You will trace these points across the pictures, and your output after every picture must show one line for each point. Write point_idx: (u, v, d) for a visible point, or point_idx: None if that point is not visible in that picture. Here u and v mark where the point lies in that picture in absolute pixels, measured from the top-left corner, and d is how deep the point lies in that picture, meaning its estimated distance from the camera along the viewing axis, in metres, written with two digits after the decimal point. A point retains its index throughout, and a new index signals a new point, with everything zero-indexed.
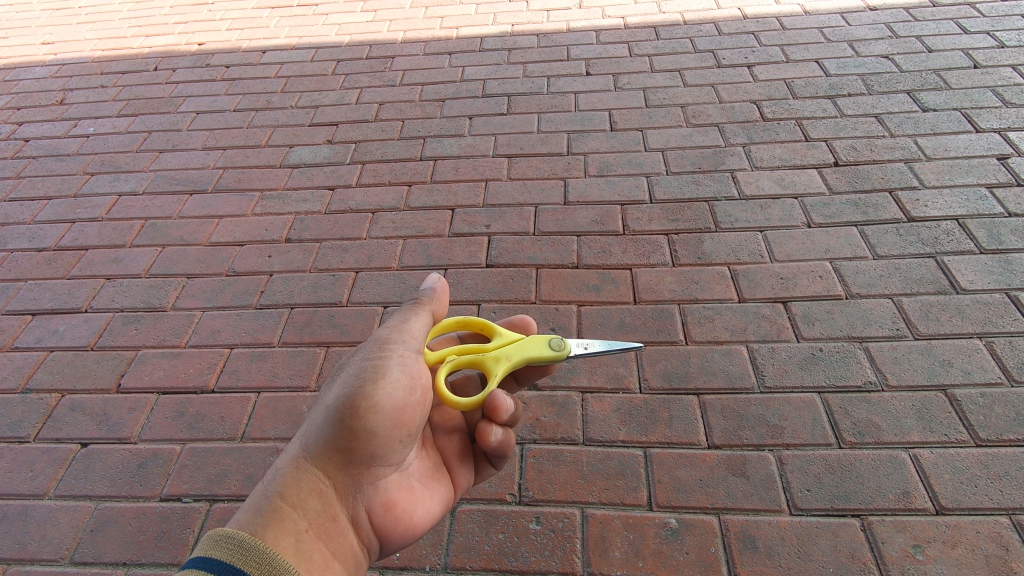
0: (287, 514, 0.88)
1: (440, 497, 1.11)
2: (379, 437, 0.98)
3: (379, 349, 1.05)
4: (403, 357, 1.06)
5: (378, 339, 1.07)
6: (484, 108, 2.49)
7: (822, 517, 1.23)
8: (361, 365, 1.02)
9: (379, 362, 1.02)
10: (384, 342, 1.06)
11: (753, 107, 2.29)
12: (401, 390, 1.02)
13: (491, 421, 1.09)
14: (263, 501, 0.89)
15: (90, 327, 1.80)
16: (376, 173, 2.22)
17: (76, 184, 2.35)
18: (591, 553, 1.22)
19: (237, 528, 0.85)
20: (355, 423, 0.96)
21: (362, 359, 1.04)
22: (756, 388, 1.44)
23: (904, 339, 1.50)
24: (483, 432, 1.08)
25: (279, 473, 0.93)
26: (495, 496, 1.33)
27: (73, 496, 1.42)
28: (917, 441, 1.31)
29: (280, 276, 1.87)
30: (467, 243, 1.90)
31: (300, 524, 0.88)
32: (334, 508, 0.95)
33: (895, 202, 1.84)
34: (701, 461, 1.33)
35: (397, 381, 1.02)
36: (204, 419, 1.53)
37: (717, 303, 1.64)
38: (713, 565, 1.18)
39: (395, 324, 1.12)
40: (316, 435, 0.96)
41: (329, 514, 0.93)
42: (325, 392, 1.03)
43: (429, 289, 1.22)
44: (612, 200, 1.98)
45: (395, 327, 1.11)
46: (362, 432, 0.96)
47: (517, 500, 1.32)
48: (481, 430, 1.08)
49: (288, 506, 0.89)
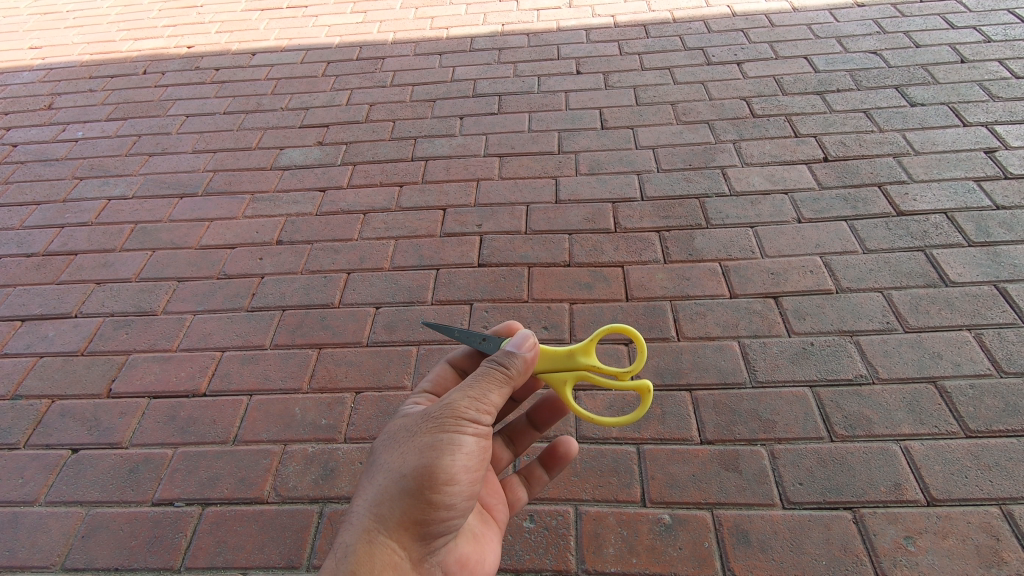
0: None
1: None
2: None
3: None
4: (478, 422, 1.04)
5: (455, 404, 1.04)
6: (536, 103, 2.44)
7: (957, 507, 1.23)
8: (436, 433, 1.01)
9: (457, 432, 1.01)
10: (463, 409, 1.03)
11: (817, 99, 2.25)
12: None
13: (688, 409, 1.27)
14: None
15: (167, 330, 1.75)
16: (447, 169, 2.17)
17: (129, 185, 2.28)
18: (728, 548, 1.22)
19: None
20: (433, 496, 0.98)
21: (439, 427, 1.01)
22: (871, 377, 1.44)
23: (1018, 327, 1.50)
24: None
25: (353, 547, 0.94)
26: (588, 497, 1.32)
27: (182, 501, 1.38)
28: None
29: (358, 274, 1.83)
30: (546, 240, 1.86)
31: None
32: None
33: (981, 190, 1.84)
34: (823, 455, 1.33)
35: (472, 450, 1.03)
36: (305, 421, 1.50)
37: (817, 293, 1.63)
38: (853, 557, 1.19)
39: (472, 387, 1.06)
40: None
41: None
42: (392, 456, 1.01)
43: (517, 352, 1.12)
44: (691, 193, 1.95)
45: (473, 390, 1.05)
46: None
47: (613, 497, 1.32)
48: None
49: None
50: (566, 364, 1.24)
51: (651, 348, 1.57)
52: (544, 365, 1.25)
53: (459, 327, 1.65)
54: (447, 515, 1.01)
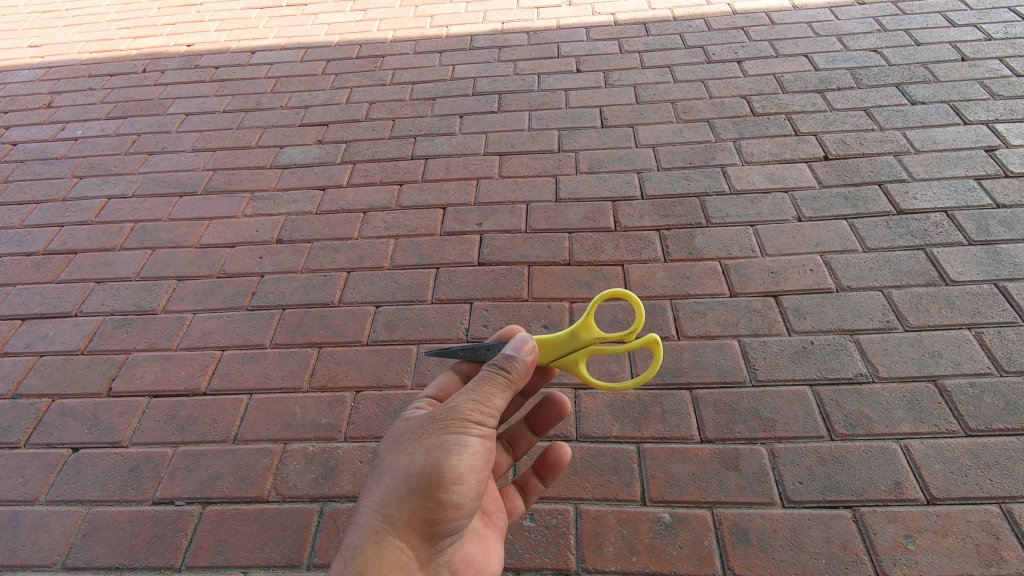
0: None
1: (501, 536, 1.16)
2: (463, 507, 1.00)
3: (462, 418, 1.01)
4: (482, 424, 1.02)
5: (457, 405, 1.02)
6: (475, 106, 2.49)
7: (815, 509, 1.22)
8: (442, 435, 0.99)
9: (461, 434, 1.00)
10: (467, 411, 1.01)
11: (743, 102, 2.29)
12: (482, 461, 1.02)
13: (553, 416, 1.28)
14: None
15: (80, 331, 1.78)
16: (366, 173, 2.21)
17: (64, 187, 2.33)
18: (585, 549, 1.22)
19: None
20: (442, 496, 0.97)
21: (444, 428, 1.00)
22: (748, 381, 1.44)
23: (894, 331, 1.50)
24: (557, 450, 1.22)
25: (361, 547, 0.92)
26: None
27: (64, 501, 1.41)
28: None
29: (271, 277, 1.86)
30: (458, 241, 1.90)
31: None
32: None
33: (886, 194, 1.85)
34: (694, 456, 1.33)
35: (479, 450, 1.02)
36: (196, 422, 1.52)
37: (709, 297, 1.64)
38: (706, 558, 1.18)
39: (476, 389, 1.04)
40: (400, 508, 0.95)
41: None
42: (399, 457, 0.99)
43: (517, 356, 1.08)
44: (603, 197, 1.98)
45: (477, 391, 1.03)
46: (447, 504, 0.98)
47: None
48: (553, 451, 1.22)
49: None
50: (569, 346, 1.22)
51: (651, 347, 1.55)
52: (549, 353, 1.23)
53: (460, 326, 1.65)
54: (453, 515, 1.00)
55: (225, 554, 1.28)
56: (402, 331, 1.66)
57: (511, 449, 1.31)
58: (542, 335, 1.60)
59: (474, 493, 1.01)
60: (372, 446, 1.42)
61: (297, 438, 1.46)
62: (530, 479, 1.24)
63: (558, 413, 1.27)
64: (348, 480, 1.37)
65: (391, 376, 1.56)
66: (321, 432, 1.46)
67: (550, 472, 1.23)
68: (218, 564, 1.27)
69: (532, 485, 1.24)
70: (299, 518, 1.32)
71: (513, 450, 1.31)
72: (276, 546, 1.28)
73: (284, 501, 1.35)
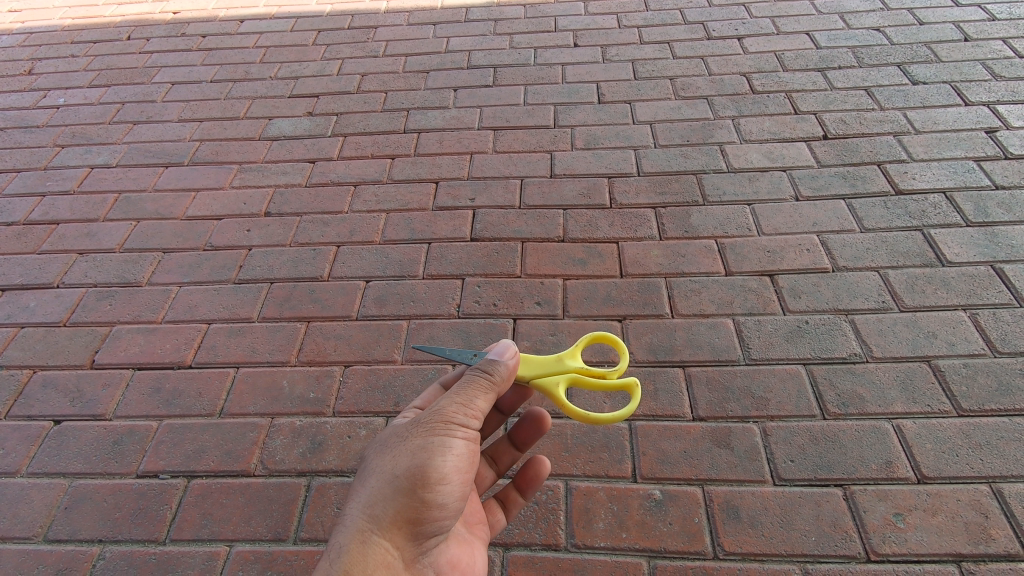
0: None
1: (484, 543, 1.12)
2: (447, 508, 0.98)
3: (446, 420, 1.00)
4: (467, 426, 1.01)
5: (442, 408, 1.01)
6: (469, 79, 2.43)
7: (806, 486, 1.22)
8: (426, 436, 0.98)
9: (446, 435, 0.99)
10: (452, 413, 1.00)
11: (742, 80, 2.25)
12: (466, 463, 1.00)
13: (535, 432, 1.23)
14: None
15: (62, 302, 1.74)
16: (358, 146, 2.16)
17: (46, 156, 2.27)
18: (575, 524, 1.21)
19: None
20: (426, 496, 0.95)
21: (429, 430, 0.99)
22: (741, 359, 1.43)
23: (890, 311, 1.49)
24: (538, 463, 1.18)
25: (346, 548, 0.91)
26: None
27: (46, 474, 1.38)
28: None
29: (259, 250, 1.82)
30: (451, 216, 1.87)
31: None
32: None
33: (884, 175, 1.83)
34: (686, 433, 1.32)
35: (464, 452, 1.00)
36: (182, 394, 1.49)
37: (704, 276, 1.62)
38: (696, 535, 1.18)
39: (459, 392, 1.03)
40: (384, 508, 0.94)
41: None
42: (383, 459, 0.98)
43: (500, 359, 1.07)
44: (600, 173, 1.95)
45: (461, 394, 1.02)
46: (431, 504, 0.96)
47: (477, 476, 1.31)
48: (533, 464, 1.18)
49: None
50: (556, 368, 1.20)
51: (645, 325, 1.53)
52: (536, 367, 1.20)
53: (451, 302, 1.62)
54: (437, 515, 0.98)
55: (210, 527, 1.26)
56: (392, 306, 1.63)
57: (495, 463, 1.26)
58: (535, 311, 1.58)
59: (459, 493, 0.99)
60: (361, 420, 1.41)
61: (284, 412, 1.44)
62: (511, 492, 1.19)
63: (539, 427, 1.22)
64: (336, 455, 1.35)
65: (381, 351, 1.53)
66: (309, 406, 1.44)
67: (531, 484, 1.19)
68: (203, 537, 1.25)
69: (513, 498, 1.20)
70: (286, 491, 1.31)
71: (497, 464, 1.27)
72: (262, 520, 1.26)
73: (271, 475, 1.33)
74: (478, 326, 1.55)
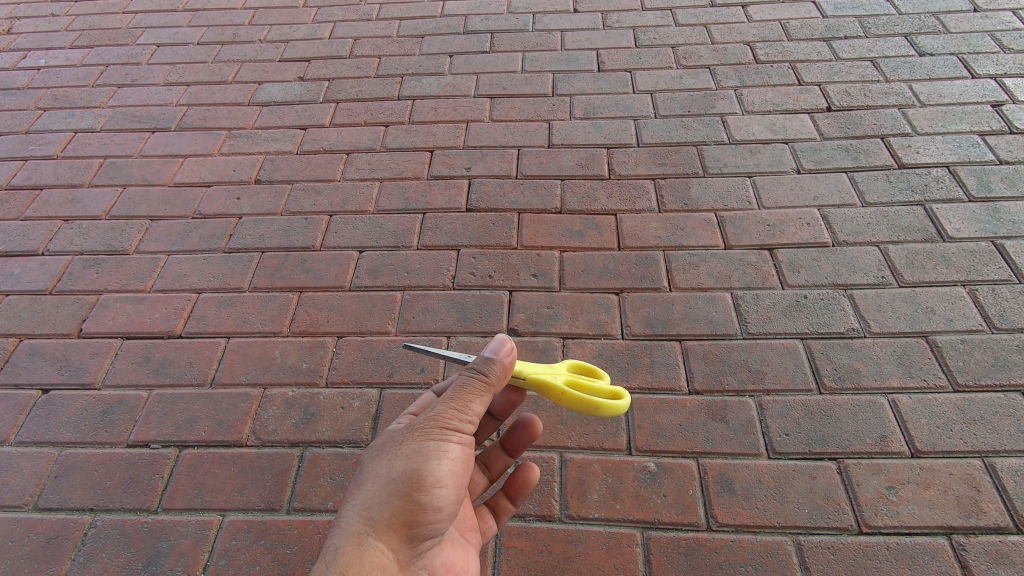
0: None
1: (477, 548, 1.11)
2: (442, 511, 0.97)
3: (442, 425, 0.98)
4: (462, 431, 0.99)
5: (438, 412, 0.99)
6: (465, 45, 2.36)
7: (799, 460, 1.22)
8: (422, 441, 0.96)
9: (442, 439, 0.97)
10: (448, 418, 0.98)
11: (746, 49, 2.20)
12: (460, 467, 0.99)
13: (527, 439, 1.20)
14: None
15: (47, 270, 1.71)
16: (350, 112, 2.10)
17: (27, 119, 2.20)
18: (569, 497, 1.21)
19: None
20: (421, 500, 0.94)
21: (425, 433, 0.97)
22: (738, 334, 1.42)
23: (889, 286, 1.48)
24: (528, 469, 1.16)
25: (341, 550, 0.89)
26: None
27: (35, 443, 1.36)
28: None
29: (250, 219, 1.78)
30: (446, 185, 1.83)
31: None
32: None
33: (887, 148, 1.80)
34: (682, 407, 1.31)
35: (460, 456, 0.99)
36: (172, 364, 1.47)
37: (703, 250, 1.60)
38: (690, 507, 1.18)
39: (455, 396, 1.00)
40: (380, 511, 0.92)
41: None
42: (378, 463, 0.96)
43: (495, 359, 1.01)
44: (598, 143, 1.91)
45: (457, 398, 1.00)
46: (427, 508, 0.95)
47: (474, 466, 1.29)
48: (524, 471, 1.15)
49: None
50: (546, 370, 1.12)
51: (642, 299, 1.51)
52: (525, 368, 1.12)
53: (446, 274, 1.59)
54: (433, 519, 0.96)
55: (203, 497, 1.26)
56: (386, 277, 1.60)
57: (488, 469, 1.22)
58: (531, 284, 1.56)
59: (454, 497, 0.98)
60: (355, 392, 1.39)
61: (276, 383, 1.42)
62: (501, 500, 1.16)
63: (529, 433, 1.18)
64: (330, 426, 1.34)
65: (374, 323, 1.51)
66: (302, 377, 1.42)
67: (521, 492, 1.16)
68: (195, 506, 1.25)
69: (503, 506, 1.16)
70: (279, 462, 1.30)
71: (490, 471, 1.22)
72: (255, 490, 1.26)
73: (264, 445, 1.32)
74: (473, 299, 1.53)
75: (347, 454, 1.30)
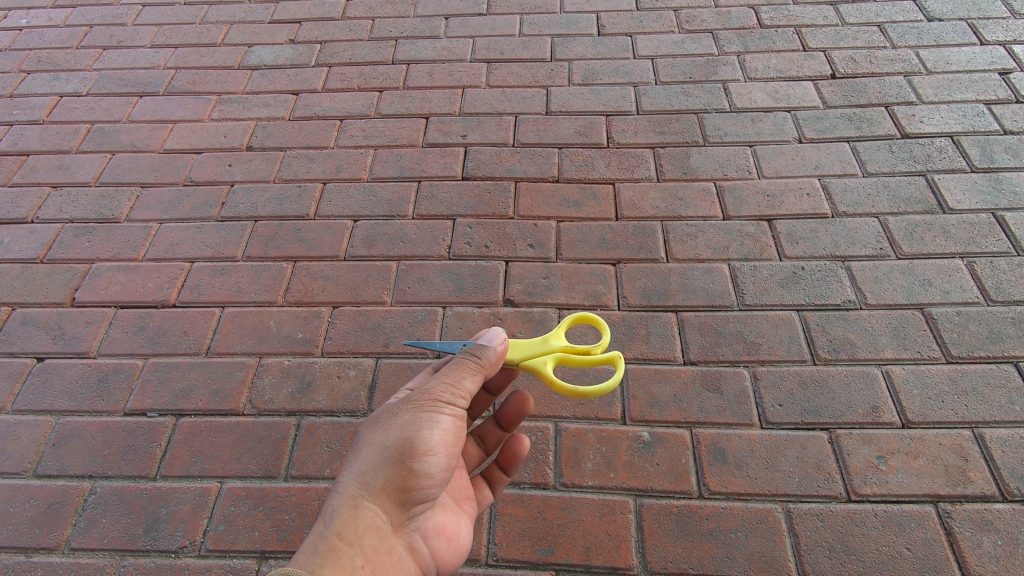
0: (344, 552, 0.86)
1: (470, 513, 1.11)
2: (435, 478, 0.97)
3: (435, 397, 0.98)
4: (455, 403, 1.00)
5: (432, 384, 0.99)
6: (461, 6, 2.29)
7: (791, 430, 1.24)
8: (416, 411, 0.97)
9: (435, 410, 0.97)
10: (441, 391, 0.99)
11: (750, 13, 2.13)
12: (453, 437, 0.99)
13: (519, 412, 1.18)
14: (321, 540, 0.87)
15: (37, 239, 1.68)
16: (343, 77, 2.05)
17: (10, 83, 2.13)
18: (563, 465, 1.23)
19: (295, 567, 0.84)
20: (414, 466, 0.94)
21: (419, 404, 0.97)
22: (735, 305, 1.42)
23: (886, 258, 1.47)
24: (517, 441, 1.12)
25: (337, 511, 0.89)
26: None
27: (32, 412, 1.37)
28: (1017, 353, 1.31)
29: (242, 186, 1.75)
30: (441, 153, 1.79)
31: (357, 560, 0.87)
32: (391, 542, 0.93)
33: (890, 117, 1.76)
34: (677, 377, 1.32)
35: (452, 427, 0.99)
36: (167, 334, 1.46)
37: (701, 220, 1.58)
38: (682, 475, 1.20)
39: (449, 372, 1.01)
40: (374, 476, 0.92)
41: (385, 548, 0.92)
42: (374, 431, 0.96)
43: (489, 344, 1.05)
44: (597, 110, 1.87)
45: (449, 374, 1.01)
46: (420, 474, 0.94)
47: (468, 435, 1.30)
48: (512, 442, 1.12)
49: (346, 545, 0.87)
50: (540, 349, 1.14)
51: (639, 270, 1.50)
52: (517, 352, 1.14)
53: (442, 244, 1.58)
54: (425, 484, 0.96)
55: (201, 465, 1.27)
56: (381, 247, 1.59)
57: (482, 443, 1.22)
58: (527, 254, 1.54)
59: (447, 465, 0.98)
60: (350, 361, 1.39)
61: (272, 352, 1.42)
62: (494, 471, 1.15)
63: (522, 407, 1.17)
64: (326, 395, 1.34)
65: (370, 293, 1.50)
66: (297, 347, 1.42)
67: (512, 463, 1.14)
68: (194, 474, 1.26)
69: (497, 476, 1.15)
70: (275, 430, 1.31)
71: (485, 444, 1.23)
72: (252, 458, 1.27)
73: (261, 414, 1.33)
74: (469, 269, 1.52)
75: (344, 422, 1.31)
